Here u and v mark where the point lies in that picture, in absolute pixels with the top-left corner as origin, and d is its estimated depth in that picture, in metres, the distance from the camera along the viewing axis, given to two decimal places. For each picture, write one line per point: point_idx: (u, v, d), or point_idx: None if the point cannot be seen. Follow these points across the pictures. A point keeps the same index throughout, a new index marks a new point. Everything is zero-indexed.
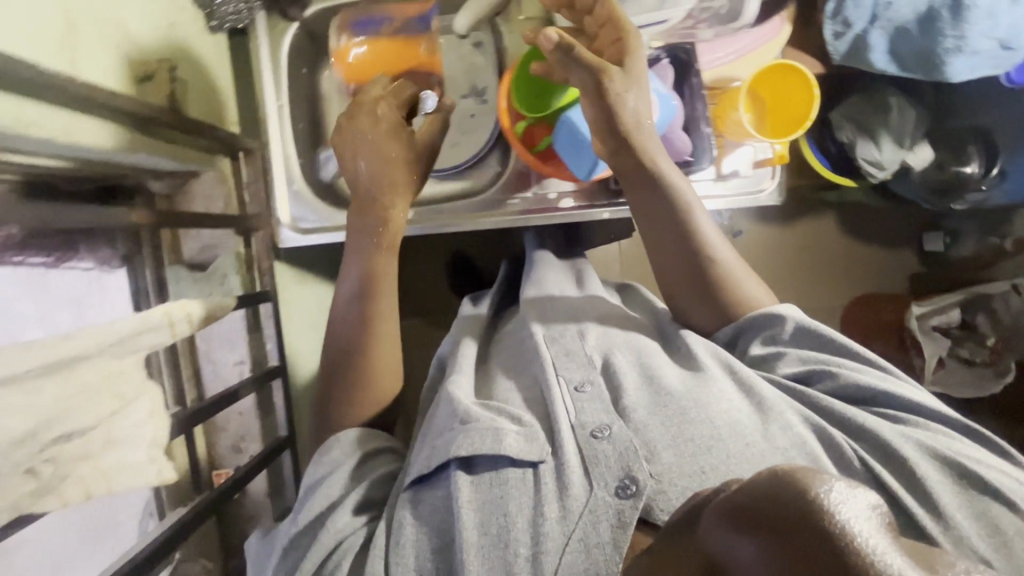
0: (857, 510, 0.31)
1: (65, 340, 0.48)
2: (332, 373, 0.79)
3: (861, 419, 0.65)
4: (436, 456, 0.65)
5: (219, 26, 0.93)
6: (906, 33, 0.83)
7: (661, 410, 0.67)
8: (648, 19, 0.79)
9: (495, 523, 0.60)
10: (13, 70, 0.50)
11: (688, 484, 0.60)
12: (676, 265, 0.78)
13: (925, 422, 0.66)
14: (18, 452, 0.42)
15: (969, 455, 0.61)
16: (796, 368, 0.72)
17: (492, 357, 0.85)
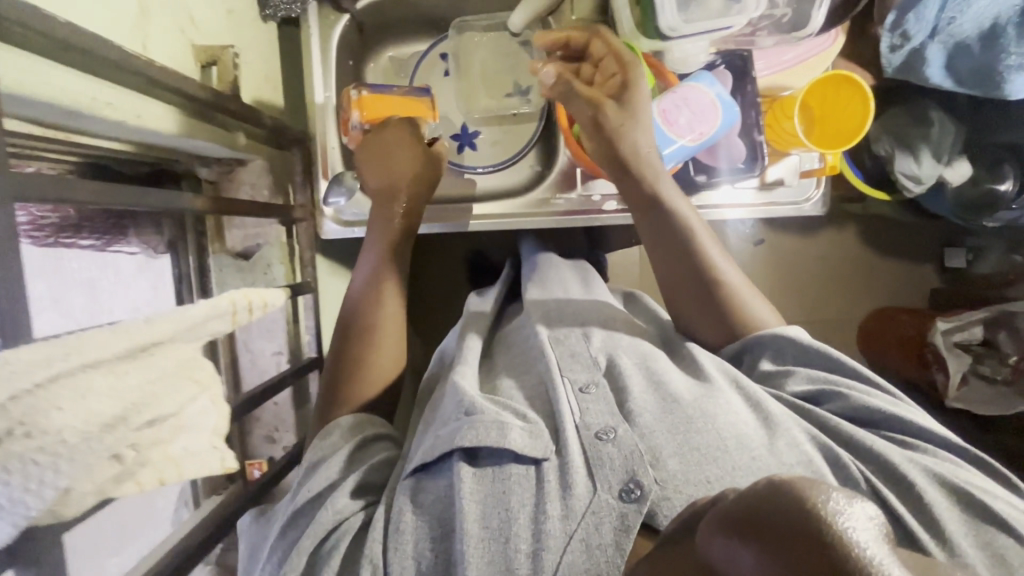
0: (859, 522, 0.28)
1: (144, 325, 0.47)
2: (337, 360, 0.77)
3: (869, 441, 0.60)
4: (438, 445, 0.60)
5: (272, 15, 0.92)
6: (966, 49, 0.82)
7: (667, 416, 0.63)
8: (710, 25, 0.75)
9: (496, 517, 0.54)
10: (101, 50, 0.50)
11: (696, 492, 0.55)
12: (678, 284, 0.76)
13: (934, 449, 0.62)
14: (110, 436, 0.42)
15: (978, 485, 0.57)
16: (803, 385, 0.68)
17: (498, 353, 0.81)
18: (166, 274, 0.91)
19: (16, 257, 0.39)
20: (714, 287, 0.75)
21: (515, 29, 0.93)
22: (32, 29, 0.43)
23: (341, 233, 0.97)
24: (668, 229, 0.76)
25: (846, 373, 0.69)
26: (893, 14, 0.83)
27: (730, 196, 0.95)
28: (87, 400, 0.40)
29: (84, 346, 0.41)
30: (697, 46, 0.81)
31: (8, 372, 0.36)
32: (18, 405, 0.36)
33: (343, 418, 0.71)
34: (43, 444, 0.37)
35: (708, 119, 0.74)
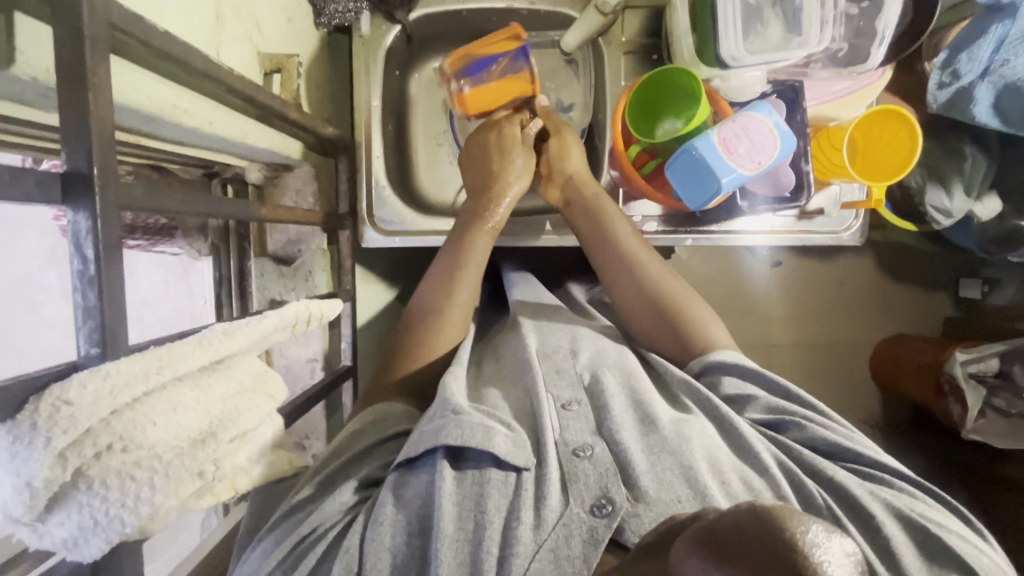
0: (834, 555, 0.30)
1: (225, 336, 0.46)
2: (391, 352, 0.78)
3: (830, 470, 0.60)
4: (422, 441, 0.59)
5: (326, 23, 0.93)
6: (1016, 90, 0.80)
7: (646, 437, 0.62)
8: (774, 57, 0.75)
9: (471, 519, 0.55)
10: (192, 61, 0.50)
11: (664, 511, 0.55)
12: (629, 296, 0.80)
13: (891, 480, 0.60)
14: (201, 453, 0.41)
15: (934, 519, 0.56)
16: (763, 413, 0.67)
17: (489, 361, 0.79)
18: (207, 277, 0.91)
19: (119, 266, 0.38)
20: (671, 311, 0.78)
21: (567, 47, 0.95)
22: (135, 38, 0.43)
23: (382, 243, 0.96)
24: (620, 254, 0.81)
25: (802, 404, 0.68)
26: (946, 52, 0.86)
27: (756, 224, 0.97)
28: (177, 415, 0.40)
29: (173, 356, 0.41)
30: (754, 76, 0.81)
31: (111, 386, 0.36)
32: (119, 420, 0.36)
33: (385, 405, 0.69)
34: (139, 459, 0.37)
35: (767, 149, 0.74)
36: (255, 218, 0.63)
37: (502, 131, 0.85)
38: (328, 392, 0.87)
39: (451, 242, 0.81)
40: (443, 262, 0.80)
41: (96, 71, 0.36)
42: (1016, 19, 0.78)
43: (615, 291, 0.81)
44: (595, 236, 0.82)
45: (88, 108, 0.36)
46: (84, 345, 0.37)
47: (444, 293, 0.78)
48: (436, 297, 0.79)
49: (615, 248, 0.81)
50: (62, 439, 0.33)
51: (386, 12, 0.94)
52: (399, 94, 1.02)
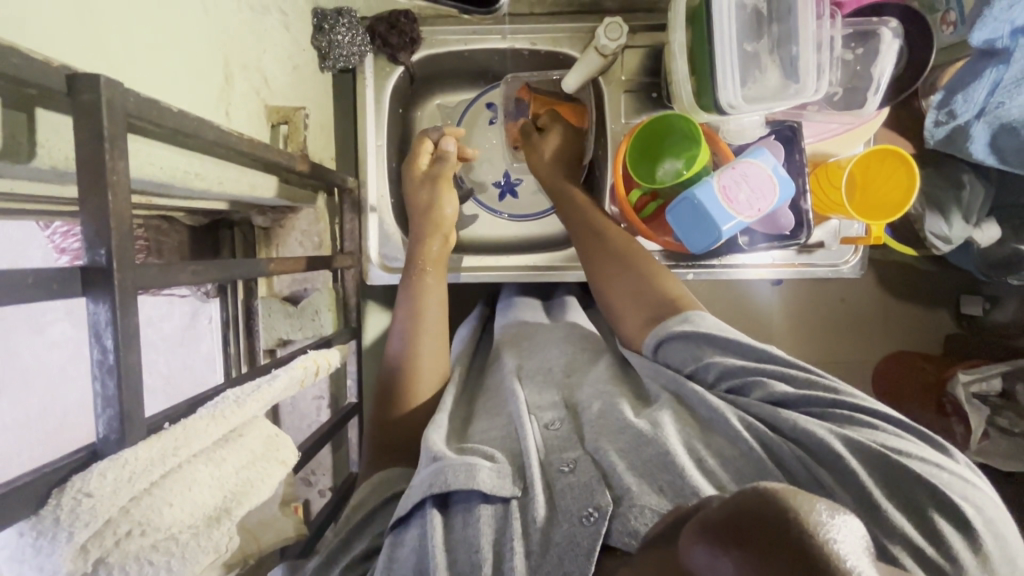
0: (846, 536, 0.30)
1: (237, 406, 0.47)
2: (385, 390, 0.78)
3: (789, 420, 0.57)
4: (412, 496, 0.59)
5: (331, 66, 0.94)
6: (1012, 131, 0.81)
7: (618, 436, 0.60)
8: (765, 107, 0.77)
9: (466, 560, 0.54)
10: (202, 129, 0.51)
11: (649, 504, 0.53)
12: (595, 279, 0.80)
13: (852, 416, 0.57)
14: (217, 531, 0.42)
15: (898, 449, 0.53)
16: (726, 376, 0.63)
17: (476, 400, 0.78)
18: (216, 317, 0.93)
19: (137, 350, 0.40)
20: (637, 285, 0.75)
21: (569, 89, 0.97)
22: (150, 121, 0.45)
23: (387, 280, 0.99)
24: (593, 230, 0.83)
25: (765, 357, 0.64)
26: (942, 93, 0.87)
27: (758, 258, 0.98)
28: (193, 493, 0.41)
29: (187, 432, 0.42)
30: (753, 120, 0.83)
31: (128, 474, 0.37)
32: (138, 507, 0.37)
33: (382, 473, 0.70)
34: (157, 542, 0.38)
35: (766, 196, 0.75)
36: (263, 273, 0.64)
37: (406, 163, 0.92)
38: (335, 431, 0.88)
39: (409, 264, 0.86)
40: (401, 312, 0.82)
41: (116, 168, 0.38)
42: (1010, 63, 0.78)
43: (594, 272, 0.81)
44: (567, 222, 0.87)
45: (107, 204, 0.37)
46: (102, 431, 0.38)
47: (410, 337, 0.80)
48: (408, 343, 0.80)
49: (594, 228, 0.83)
50: (83, 532, 0.34)
51: (390, 53, 0.96)
52: (403, 132, 1.04)
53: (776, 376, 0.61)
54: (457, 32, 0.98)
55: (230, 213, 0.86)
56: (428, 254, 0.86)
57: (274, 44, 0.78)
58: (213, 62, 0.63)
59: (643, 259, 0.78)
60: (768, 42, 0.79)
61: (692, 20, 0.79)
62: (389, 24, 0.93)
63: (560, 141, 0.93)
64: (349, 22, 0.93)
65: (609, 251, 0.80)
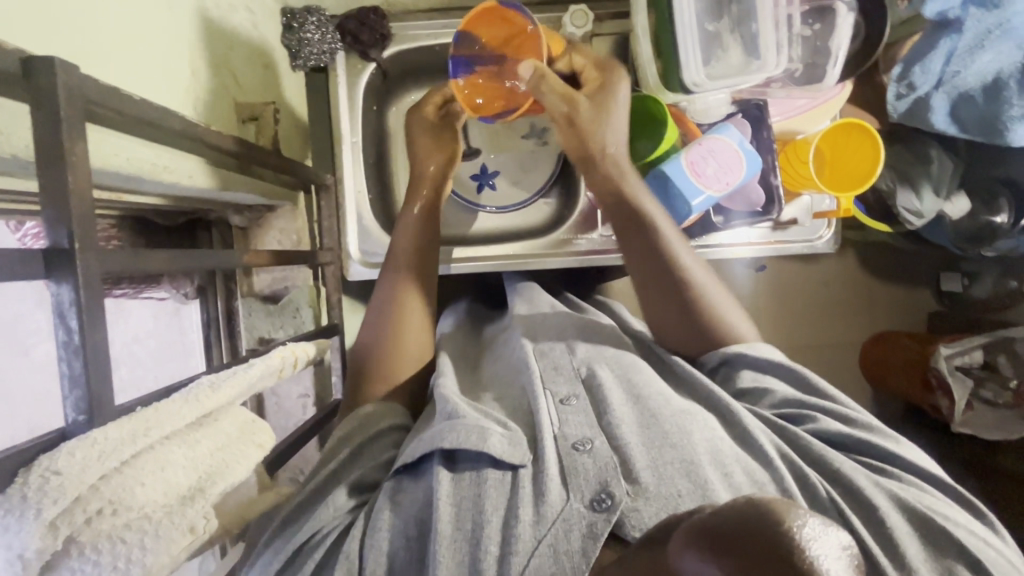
0: (830, 549, 0.30)
1: (211, 392, 0.47)
2: (360, 366, 0.78)
3: (836, 461, 0.60)
4: (419, 446, 0.60)
5: (302, 64, 0.96)
6: (969, 99, 0.85)
7: (646, 430, 0.62)
8: (729, 83, 0.79)
9: (468, 518, 0.54)
10: (169, 121, 0.52)
11: (666, 506, 0.54)
12: (663, 296, 0.73)
13: (900, 472, 0.60)
14: (190, 509, 0.42)
15: (941, 511, 0.56)
16: (780, 406, 0.68)
17: (482, 371, 0.80)
18: (195, 319, 0.93)
19: (103, 332, 0.40)
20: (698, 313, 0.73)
21: None
22: (114, 109, 0.45)
23: (366, 276, 0.98)
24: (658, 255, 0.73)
25: (824, 396, 0.68)
26: (900, 66, 0.88)
27: (736, 237, 0.99)
28: (165, 474, 0.41)
29: (157, 415, 0.42)
30: (718, 99, 0.86)
31: (98, 452, 0.37)
32: (108, 485, 0.37)
33: (369, 406, 0.71)
34: (129, 521, 0.38)
35: (734, 170, 0.77)
36: (237, 264, 0.65)
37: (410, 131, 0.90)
38: (319, 429, 0.88)
39: (390, 258, 0.83)
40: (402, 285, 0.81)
41: (74, 148, 0.38)
42: (962, 34, 0.81)
43: (643, 288, 0.74)
44: (623, 225, 0.74)
45: (67, 186, 0.37)
46: (71, 413, 0.39)
47: (396, 330, 0.78)
48: (387, 314, 0.80)
49: (659, 254, 0.73)
50: (52, 509, 0.34)
51: (360, 50, 0.96)
52: (378, 129, 1.04)
53: (833, 416, 0.65)
54: (425, 28, 0.99)
55: (206, 213, 0.86)
56: (424, 226, 0.85)
57: (241, 41, 0.78)
58: (179, 57, 0.63)
59: (713, 276, 0.75)
60: (728, 23, 0.81)
61: (653, 3, 0.80)
62: (358, 21, 0.94)
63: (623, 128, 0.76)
64: (318, 21, 0.94)
65: (675, 282, 0.73)
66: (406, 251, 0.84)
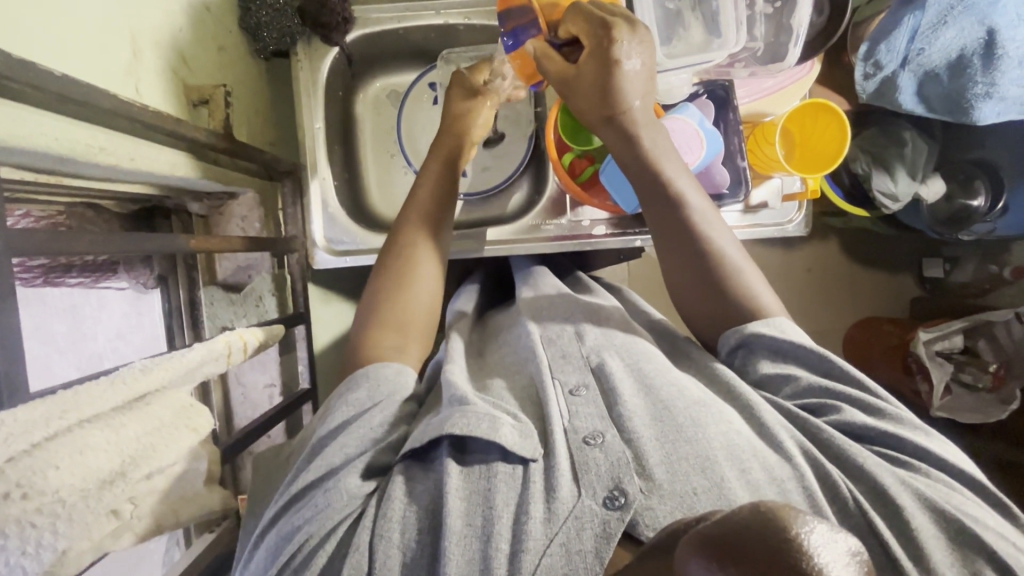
0: (836, 555, 0.28)
1: (142, 373, 0.46)
2: (359, 336, 0.72)
3: (858, 456, 0.56)
4: (426, 432, 0.58)
5: (262, 48, 0.94)
6: (935, 78, 0.84)
7: (658, 424, 0.59)
8: (691, 60, 0.78)
9: (479, 515, 0.52)
10: (97, 99, 0.50)
11: (681, 505, 0.51)
12: (678, 262, 0.72)
13: (927, 470, 0.56)
14: (107, 493, 0.41)
15: (970, 512, 0.52)
16: (800, 395, 0.63)
17: (487, 352, 0.79)
18: (158, 308, 0.92)
19: (10, 311, 0.39)
20: (717, 279, 0.70)
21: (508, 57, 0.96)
22: (25, 82, 0.43)
23: (332, 263, 0.96)
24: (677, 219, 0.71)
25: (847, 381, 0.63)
26: (866, 44, 0.87)
27: None
28: (85, 458, 0.40)
29: (80, 395, 0.42)
30: (681, 78, 0.83)
31: (6, 433, 0.36)
32: (15, 467, 0.36)
33: (381, 365, 0.67)
34: (41, 505, 0.37)
35: (694, 151, 0.77)
36: (182, 249, 0.63)
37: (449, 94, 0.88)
38: (285, 418, 0.87)
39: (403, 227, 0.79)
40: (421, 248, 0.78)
41: None
42: (925, 10, 0.80)
43: (664, 252, 0.73)
44: (643, 187, 0.72)
45: None
46: None
47: (397, 286, 0.74)
48: (401, 281, 0.75)
49: (678, 216, 0.71)
50: None
51: (322, 35, 0.93)
52: (344, 115, 1.02)
53: (856, 405, 0.61)
54: (390, 10, 0.97)
55: (162, 200, 0.84)
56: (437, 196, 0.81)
57: (188, 22, 0.76)
58: (118, 35, 0.62)
59: (736, 248, 0.71)
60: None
61: None
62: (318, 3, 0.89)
63: (644, 86, 0.70)
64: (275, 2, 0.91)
65: (693, 249, 0.71)
66: (418, 215, 0.80)
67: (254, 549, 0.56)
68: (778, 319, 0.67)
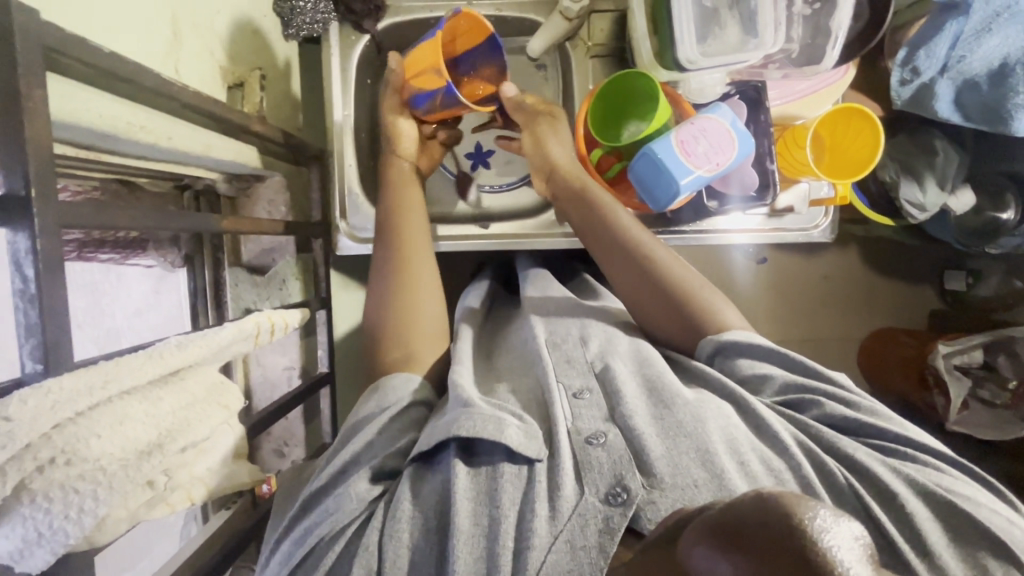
0: (842, 540, 0.28)
1: (179, 348, 0.47)
2: (373, 344, 0.73)
3: (849, 448, 0.56)
4: (435, 434, 0.57)
5: (294, 34, 0.94)
6: (974, 86, 0.83)
7: (659, 422, 0.59)
8: (728, 60, 0.77)
9: (486, 514, 0.52)
10: (142, 79, 0.51)
11: (681, 497, 0.51)
12: (636, 287, 0.73)
13: (915, 453, 0.56)
14: (147, 463, 0.42)
15: (961, 492, 0.52)
16: (776, 395, 0.63)
17: (497, 353, 0.78)
18: (183, 288, 0.94)
19: (60, 282, 0.40)
20: (678, 299, 0.71)
21: (535, 52, 0.95)
22: (76, 59, 0.44)
23: (356, 250, 0.96)
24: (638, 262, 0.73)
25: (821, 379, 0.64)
26: (905, 49, 0.86)
27: (740, 222, 0.96)
28: (125, 428, 0.41)
29: (123, 365, 0.42)
30: (714, 78, 0.83)
31: (52, 402, 0.36)
32: (60, 434, 0.37)
33: (392, 379, 0.67)
34: (83, 472, 0.38)
35: (725, 150, 0.76)
36: (213, 229, 0.63)
37: (387, 122, 0.83)
38: (303, 401, 0.88)
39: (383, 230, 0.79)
40: (383, 277, 0.76)
41: (31, 95, 0.38)
42: (969, 17, 0.79)
43: (624, 294, 0.75)
44: (588, 222, 0.77)
45: (23, 132, 0.37)
46: (28, 363, 0.39)
47: (400, 291, 0.75)
48: (399, 284, 0.75)
49: (626, 246, 0.75)
50: (3, 454, 0.34)
51: (354, 21, 0.93)
52: (371, 103, 1.02)
53: (834, 399, 0.61)
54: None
55: (195, 181, 0.85)
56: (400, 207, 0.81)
57: (228, 6, 0.77)
58: (160, 14, 0.62)
59: (690, 270, 0.74)
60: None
61: None
62: None
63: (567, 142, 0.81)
64: None
65: (648, 272, 0.73)
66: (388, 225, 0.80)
67: (271, 554, 0.57)
68: (731, 332, 0.69)
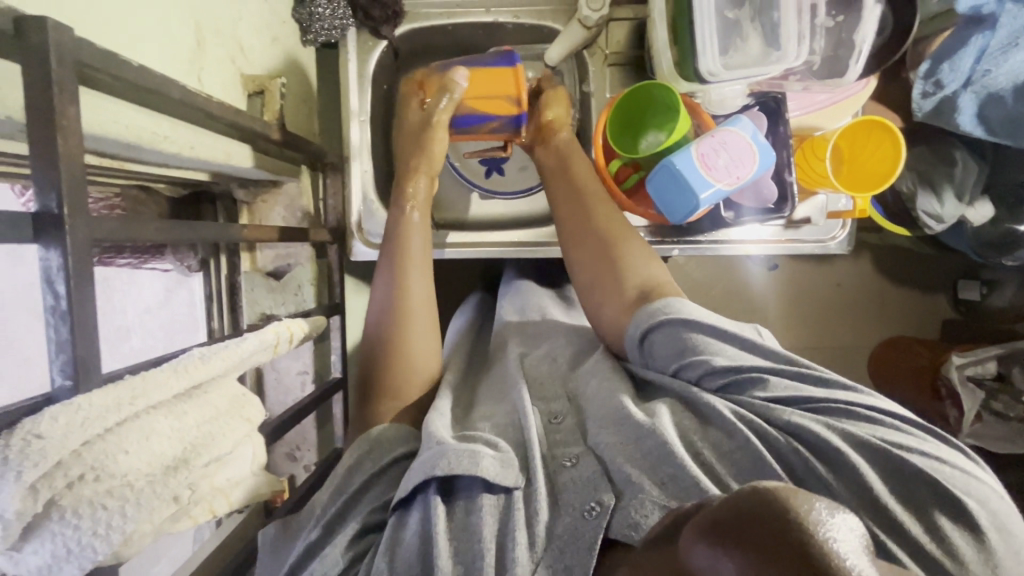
0: (844, 533, 0.28)
1: (202, 362, 0.47)
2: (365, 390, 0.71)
3: (785, 414, 0.54)
4: (412, 477, 0.56)
5: (313, 40, 0.95)
6: (999, 100, 0.82)
7: (618, 427, 0.57)
8: (748, 73, 0.76)
9: (469, 553, 0.51)
10: (166, 90, 0.51)
11: (649, 495, 0.51)
12: (581, 247, 0.75)
13: (848, 407, 0.54)
14: (174, 479, 0.42)
15: (900, 442, 0.50)
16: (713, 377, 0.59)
17: (482, 381, 0.78)
18: (198, 292, 0.94)
19: (91, 296, 0.40)
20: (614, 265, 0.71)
21: (551, 62, 0.95)
22: (109, 72, 0.44)
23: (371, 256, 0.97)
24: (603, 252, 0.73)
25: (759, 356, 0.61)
26: (928, 61, 0.84)
27: (748, 234, 0.96)
28: (151, 443, 0.41)
29: (148, 379, 0.42)
30: (734, 90, 0.83)
31: (81, 418, 0.37)
32: (90, 451, 0.37)
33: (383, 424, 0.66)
34: (112, 488, 0.38)
35: (745, 164, 0.76)
36: (236, 238, 0.64)
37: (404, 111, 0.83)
38: (317, 406, 0.88)
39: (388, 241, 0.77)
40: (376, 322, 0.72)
41: (65, 113, 0.38)
42: (996, 31, 0.78)
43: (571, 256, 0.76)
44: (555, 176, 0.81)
45: (57, 149, 0.38)
46: (57, 378, 0.39)
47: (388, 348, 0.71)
48: (384, 331, 0.71)
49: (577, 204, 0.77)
50: (32, 472, 0.34)
51: (372, 27, 0.93)
52: (387, 108, 1.02)
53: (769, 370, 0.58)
54: (439, 6, 0.97)
55: (209, 185, 0.85)
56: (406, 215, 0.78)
57: (250, 12, 0.78)
58: (184, 23, 0.63)
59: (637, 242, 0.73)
60: (749, 10, 0.79)
61: None
62: None
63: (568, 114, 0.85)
64: None
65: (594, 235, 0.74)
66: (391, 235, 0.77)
67: None
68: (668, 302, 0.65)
